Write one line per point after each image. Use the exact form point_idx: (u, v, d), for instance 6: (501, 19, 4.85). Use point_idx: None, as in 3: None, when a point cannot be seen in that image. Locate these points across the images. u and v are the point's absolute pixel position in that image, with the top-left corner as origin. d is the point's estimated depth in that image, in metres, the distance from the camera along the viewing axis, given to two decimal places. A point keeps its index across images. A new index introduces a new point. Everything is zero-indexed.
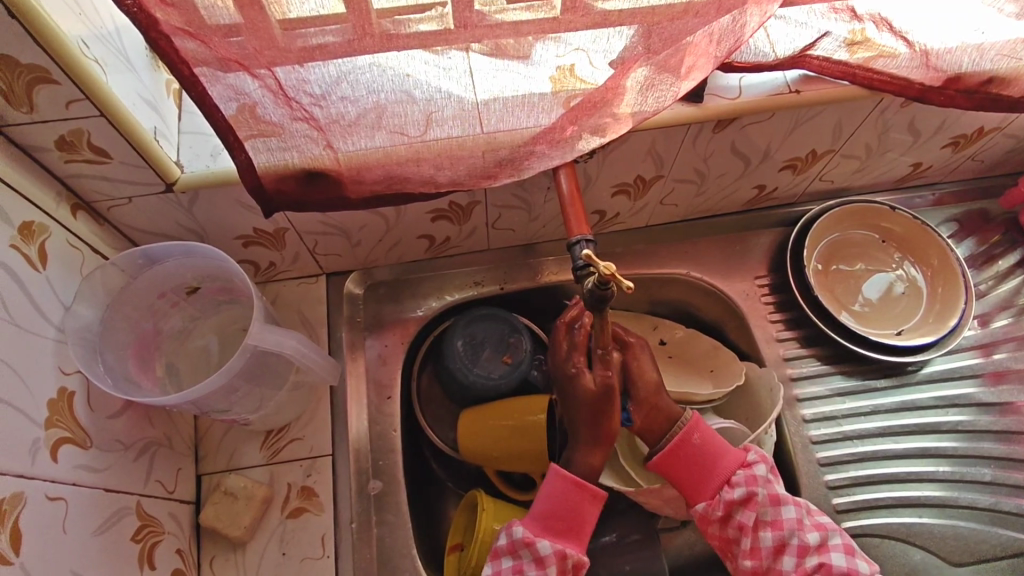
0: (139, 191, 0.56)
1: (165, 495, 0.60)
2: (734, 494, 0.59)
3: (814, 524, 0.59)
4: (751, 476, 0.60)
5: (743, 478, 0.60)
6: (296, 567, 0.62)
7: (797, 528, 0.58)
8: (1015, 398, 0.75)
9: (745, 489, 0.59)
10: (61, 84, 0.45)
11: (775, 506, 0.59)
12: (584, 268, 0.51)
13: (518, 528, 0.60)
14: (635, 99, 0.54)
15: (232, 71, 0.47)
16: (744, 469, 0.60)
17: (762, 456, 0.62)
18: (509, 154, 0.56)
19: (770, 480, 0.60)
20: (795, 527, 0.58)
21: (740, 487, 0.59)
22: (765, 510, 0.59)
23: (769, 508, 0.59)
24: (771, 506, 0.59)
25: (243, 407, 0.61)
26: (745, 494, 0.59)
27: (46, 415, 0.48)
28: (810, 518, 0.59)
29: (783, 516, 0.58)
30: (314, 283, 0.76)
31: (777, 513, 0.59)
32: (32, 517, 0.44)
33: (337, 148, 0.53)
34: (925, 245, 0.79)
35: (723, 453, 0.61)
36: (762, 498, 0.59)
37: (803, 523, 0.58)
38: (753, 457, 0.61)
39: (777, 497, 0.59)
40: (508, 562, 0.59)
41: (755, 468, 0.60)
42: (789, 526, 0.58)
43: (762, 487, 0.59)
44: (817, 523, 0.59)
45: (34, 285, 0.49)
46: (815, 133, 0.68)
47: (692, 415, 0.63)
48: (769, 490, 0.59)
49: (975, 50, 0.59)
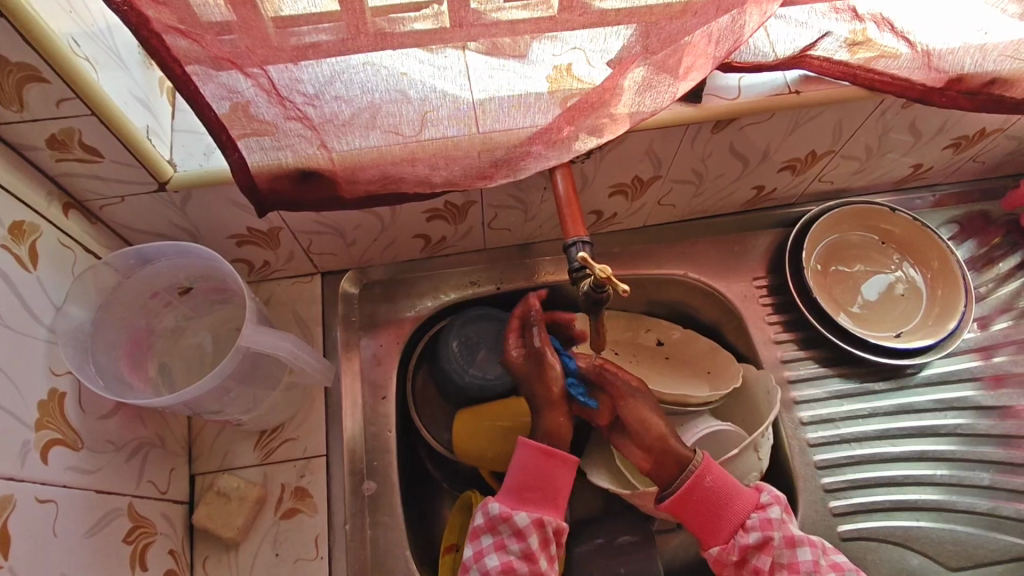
0: (132, 190, 0.56)
1: (157, 496, 0.59)
2: (749, 538, 0.58)
3: (830, 563, 0.58)
4: (766, 519, 0.58)
5: (758, 521, 0.58)
6: (289, 568, 0.62)
7: (814, 569, 0.57)
8: (1014, 401, 0.75)
9: (760, 534, 0.58)
10: (51, 83, 0.44)
11: (791, 548, 0.58)
12: (580, 270, 0.50)
13: (493, 502, 0.59)
14: (633, 100, 0.54)
15: (225, 70, 0.46)
16: (759, 511, 0.59)
17: (775, 497, 0.61)
18: (504, 154, 0.55)
19: (784, 521, 0.59)
20: (812, 569, 0.57)
21: (755, 531, 0.58)
22: (782, 552, 0.57)
23: (786, 550, 0.57)
24: (787, 548, 0.58)
25: (236, 408, 0.61)
26: (760, 539, 0.58)
27: (36, 417, 0.47)
28: (827, 559, 0.58)
29: (799, 557, 0.57)
30: (310, 282, 0.75)
31: (793, 554, 0.57)
32: (21, 520, 0.44)
33: (332, 147, 0.53)
34: (925, 247, 0.78)
35: (736, 495, 0.59)
36: (779, 540, 0.58)
37: (820, 564, 0.57)
38: (766, 498, 0.60)
39: (794, 538, 0.58)
40: (489, 539, 0.58)
41: (769, 510, 0.59)
42: (806, 569, 0.57)
43: (778, 529, 0.58)
44: (833, 562, 0.58)
45: (25, 286, 0.49)
46: (815, 134, 0.67)
47: (703, 457, 0.61)
48: (785, 532, 0.58)
49: (978, 51, 0.58)
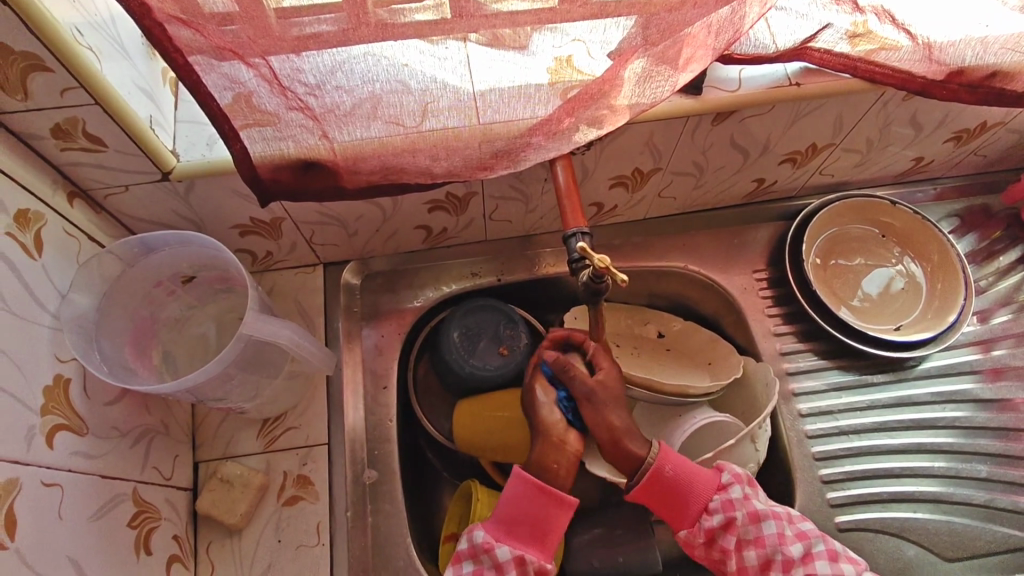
0: (135, 179, 0.56)
1: (162, 482, 0.60)
2: (714, 520, 0.59)
3: (796, 533, 0.58)
4: (728, 500, 0.59)
5: (720, 503, 0.59)
6: (291, 554, 0.63)
7: (779, 542, 0.57)
8: (1012, 395, 0.75)
9: (723, 515, 0.59)
10: (55, 72, 0.44)
11: (755, 523, 0.58)
12: (579, 261, 0.51)
13: (478, 532, 0.59)
14: (633, 91, 0.54)
15: (227, 60, 0.46)
16: (720, 493, 0.60)
17: (736, 476, 0.61)
18: (505, 145, 0.55)
19: (747, 499, 0.59)
20: (777, 543, 0.57)
21: (718, 513, 0.59)
22: (746, 529, 0.58)
23: (750, 527, 0.58)
24: (751, 524, 0.58)
25: (239, 396, 0.61)
26: (723, 520, 0.59)
27: (42, 402, 0.48)
28: (792, 528, 0.59)
29: (764, 532, 0.58)
30: (312, 273, 0.76)
31: (758, 530, 0.58)
32: (28, 503, 0.45)
33: (333, 138, 0.53)
34: (925, 241, 0.79)
35: (697, 479, 0.60)
36: (742, 519, 0.58)
37: (785, 537, 0.58)
38: (727, 478, 0.61)
39: (757, 514, 0.58)
40: (469, 566, 0.58)
41: (730, 491, 0.60)
42: (771, 544, 0.57)
43: (740, 509, 0.59)
44: (799, 531, 0.59)
45: (30, 273, 0.49)
46: (816, 126, 0.67)
47: (660, 447, 0.61)
48: (747, 510, 0.59)
49: (979, 43, 0.59)
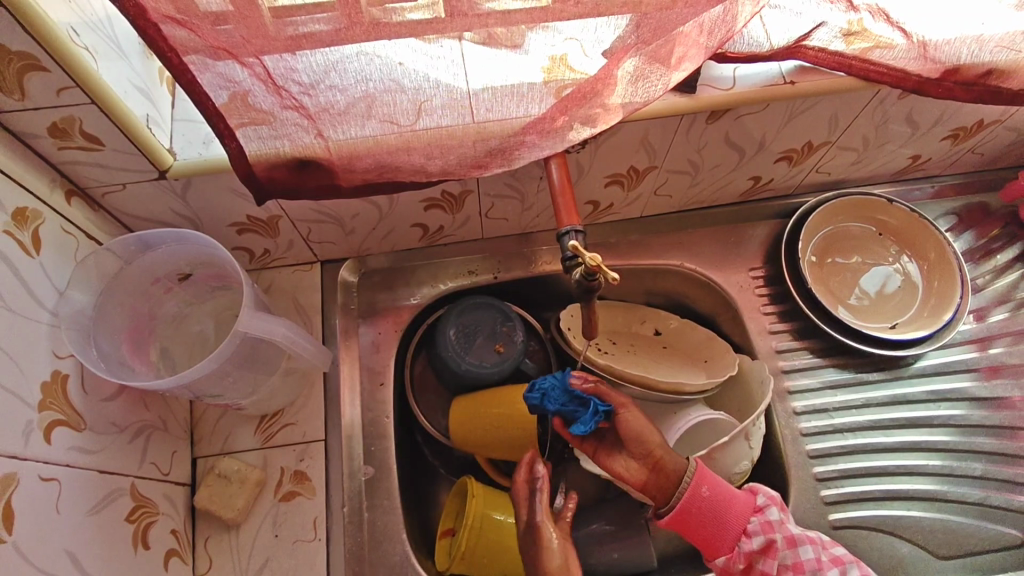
0: (133, 178, 0.57)
1: (160, 477, 0.61)
2: (753, 543, 0.59)
3: (831, 558, 0.59)
4: (766, 522, 0.59)
5: (758, 526, 0.59)
6: (288, 549, 0.63)
7: (818, 567, 0.58)
8: (1008, 393, 0.75)
9: (763, 538, 0.59)
10: (51, 72, 0.45)
11: (793, 547, 0.58)
12: (572, 259, 0.50)
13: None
14: (626, 90, 0.54)
15: (222, 60, 0.47)
16: (758, 515, 0.60)
17: (772, 498, 0.61)
18: (500, 143, 0.55)
19: (784, 521, 0.60)
20: (815, 567, 0.58)
21: (757, 535, 0.59)
22: (785, 554, 0.58)
23: (789, 551, 0.58)
24: (789, 548, 0.58)
25: (236, 392, 0.62)
26: (763, 543, 0.58)
27: (39, 398, 0.49)
28: (827, 553, 0.59)
29: (802, 557, 0.58)
30: (309, 271, 0.76)
31: (796, 555, 0.58)
32: (26, 497, 0.45)
33: (328, 136, 0.53)
34: (922, 239, 0.78)
35: (735, 501, 0.60)
36: (781, 542, 0.58)
37: (822, 561, 0.58)
38: (763, 500, 0.61)
39: (795, 538, 0.59)
40: None
41: (768, 512, 0.60)
42: (810, 568, 0.58)
43: (778, 531, 0.59)
44: (834, 557, 0.59)
45: (28, 270, 0.50)
46: (811, 125, 0.67)
47: (697, 466, 0.60)
48: (786, 533, 0.59)
49: (975, 41, 0.58)
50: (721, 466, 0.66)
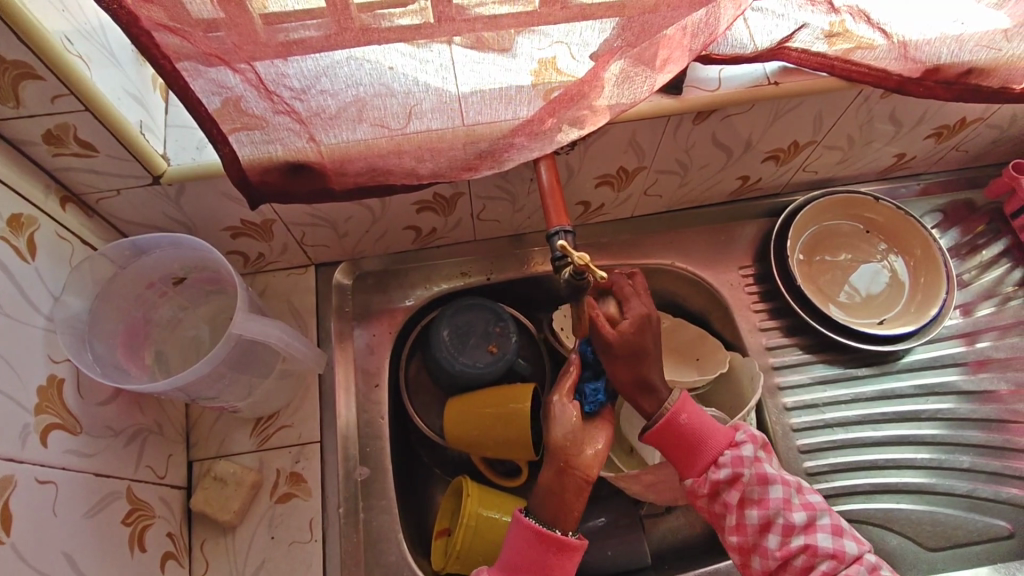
0: (127, 183, 0.57)
1: (156, 481, 0.61)
2: (721, 473, 0.58)
3: (803, 503, 0.58)
4: (738, 457, 0.58)
5: (730, 458, 0.58)
6: (284, 550, 0.64)
7: (783, 507, 0.58)
8: (995, 386, 0.76)
9: (731, 470, 0.58)
10: (45, 80, 0.46)
11: (761, 484, 0.58)
12: (561, 259, 0.51)
13: None
14: (612, 92, 0.55)
15: (214, 66, 0.47)
16: (732, 449, 0.59)
17: (751, 437, 0.60)
18: (489, 146, 0.56)
19: (757, 459, 0.59)
20: (781, 507, 0.58)
21: (726, 467, 0.58)
22: (752, 489, 0.58)
23: (757, 487, 0.58)
24: (757, 485, 0.58)
25: (231, 394, 0.62)
26: (731, 475, 0.58)
27: (36, 402, 0.49)
28: (799, 496, 0.59)
29: (769, 495, 0.58)
30: (303, 274, 0.77)
31: (763, 492, 0.58)
32: (23, 499, 0.46)
33: (320, 141, 0.54)
34: (908, 235, 0.80)
35: (712, 432, 0.59)
36: (749, 478, 0.58)
37: (791, 503, 0.58)
38: (741, 436, 0.60)
39: (766, 476, 0.58)
40: None
41: (742, 448, 0.59)
42: (775, 506, 0.57)
43: (749, 467, 0.58)
44: (806, 502, 0.58)
45: (23, 276, 0.51)
46: (796, 124, 0.68)
47: (680, 396, 0.60)
48: (757, 470, 0.58)
49: (955, 41, 0.60)
50: None
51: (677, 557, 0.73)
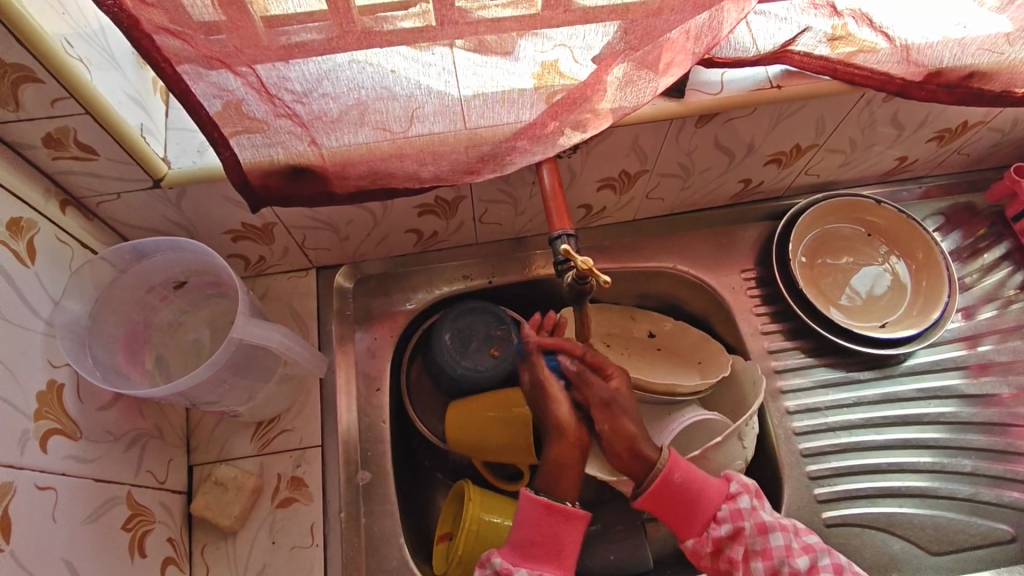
0: (128, 187, 0.57)
1: (156, 485, 0.61)
2: (721, 530, 0.59)
3: (802, 546, 0.59)
4: (737, 510, 0.59)
5: (728, 513, 0.59)
6: (285, 556, 0.63)
7: (786, 554, 0.58)
8: (997, 389, 0.76)
9: (732, 525, 0.59)
10: (45, 83, 0.45)
11: (762, 534, 0.58)
12: (564, 263, 0.51)
13: (496, 558, 0.58)
14: (616, 95, 0.55)
15: (215, 69, 0.47)
16: (729, 502, 0.60)
17: (745, 486, 0.61)
18: (492, 149, 0.56)
19: (754, 510, 0.60)
20: (784, 554, 0.58)
21: (726, 522, 0.59)
22: (754, 540, 0.58)
23: (758, 538, 0.58)
24: (758, 535, 0.58)
25: (232, 399, 0.62)
26: (732, 530, 0.59)
27: (35, 407, 0.49)
28: (798, 540, 0.59)
29: (772, 544, 0.58)
30: (304, 277, 0.77)
31: (765, 541, 0.58)
32: (22, 506, 0.45)
33: (322, 144, 0.54)
34: (910, 238, 0.79)
35: (707, 488, 0.60)
36: (750, 530, 0.59)
37: (792, 549, 0.58)
38: (736, 488, 0.61)
39: (765, 525, 0.59)
40: None
41: (739, 500, 0.60)
42: (778, 555, 0.58)
43: (748, 519, 0.59)
44: (806, 544, 0.59)
45: (23, 281, 0.50)
46: (799, 127, 0.68)
47: (671, 455, 0.61)
48: (756, 521, 0.59)
49: (957, 44, 0.60)
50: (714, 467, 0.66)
51: (679, 561, 0.73)
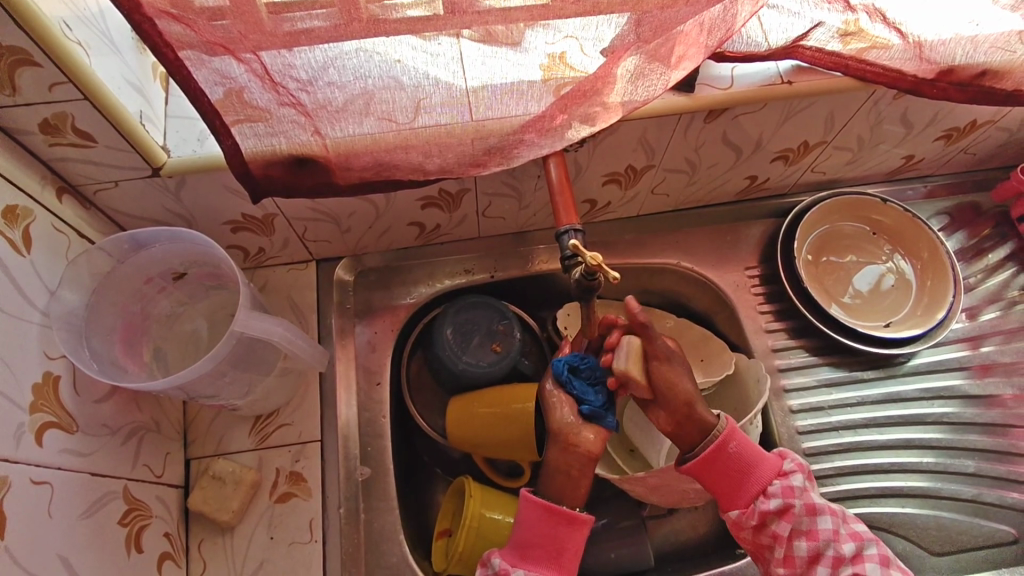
0: (126, 175, 0.56)
1: (153, 480, 0.60)
2: (770, 504, 0.58)
3: (849, 533, 0.58)
4: (789, 487, 0.59)
5: (780, 489, 0.59)
6: (283, 551, 0.62)
7: (833, 538, 0.57)
8: (999, 390, 0.76)
9: (780, 501, 0.58)
10: (43, 67, 0.44)
11: (811, 515, 0.58)
12: (571, 258, 0.50)
13: (495, 558, 0.58)
14: (625, 89, 0.54)
15: (218, 55, 0.46)
16: (781, 479, 0.59)
17: (798, 465, 0.61)
18: (498, 141, 0.55)
19: (806, 490, 0.59)
20: (830, 538, 0.57)
21: (776, 498, 0.58)
22: (801, 520, 0.58)
23: (806, 518, 0.58)
24: (808, 515, 0.58)
25: (231, 393, 0.61)
26: (781, 505, 0.58)
27: (30, 400, 0.48)
28: (845, 527, 0.59)
29: (819, 526, 0.57)
30: (304, 269, 0.76)
31: (813, 522, 0.58)
32: (17, 501, 0.44)
33: (325, 134, 0.53)
34: (915, 237, 0.79)
35: (759, 463, 0.59)
36: (800, 508, 0.58)
37: (839, 533, 0.58)
38: (789, 466, 0.60)
39: (815, 507, 0.58)
40: None
41: (792, 478, 0.59)
42: (823, 538, 0.57)
43: (799, 497, 0.58)
44: (852, 532, 0.58)
45: (18, 270, 0.49)
46: (808, 124, 0.67)
47: (727, 423, 0.59)
48: (806, 501, 0.58)
49: (969, 42, 0.59)
50: None
51: (680, 559, 0.73)
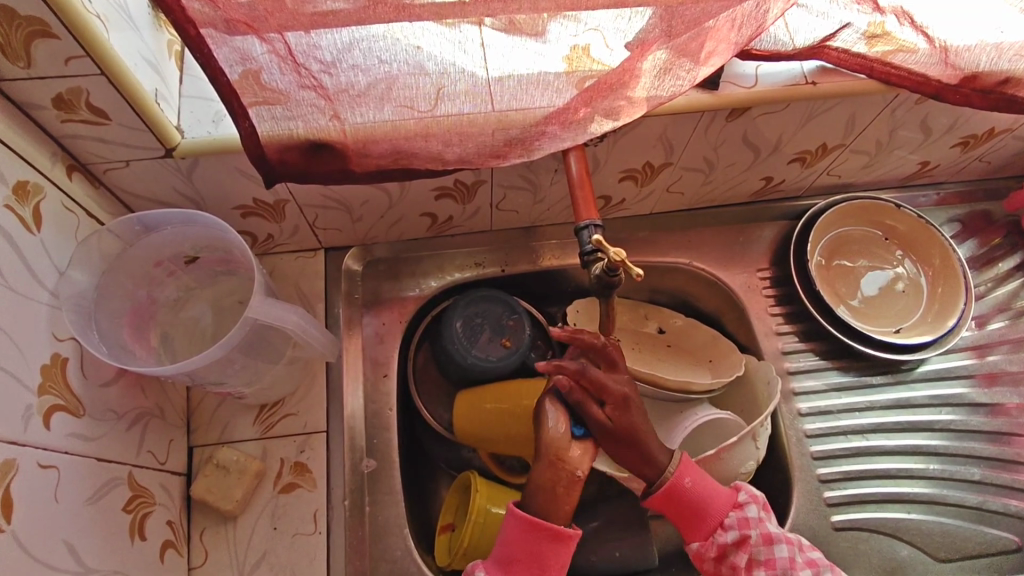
0: (137, 155, 0.54)
1: (156, 466, 0.59)
2: (728, 537, 0.59)
3: (806, 560, 0.59)
4: (743, 518, 0.59)
5: (736, 521, 0.59)
6: (287, 542, 0.61)
7: (789, 566, 0.58)
8: (1006, 399, 0.76)
9: (738, 532, 0.59)
10: (59, 39, 0.43)
11: (767, 545, 0.59)
12: (591, 253, 0.49)
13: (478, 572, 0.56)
14: (651, 83, 0.52)
15: (240, 34, 0.46)
16: (737, 510, 0.60)
17: (753, 496, 0.61)
18: (520, 133, 0.53)
19: (762, 520, 0.60)
20: (787, 566, 0.58)
21: (733, 529, 0.59)
22: (759, 549, 0.59)
23: (763, 548, 0.59)
24: (764, 545, 0.59)
25: (238, 380, 0.60)
26: (738, 537, 0.59)
27: (39, 381, 0.47)
28: (802, 555, 0.59)
29: (776, 555, 0.58)
30: (312, 257, 0.75)
31: (770, 552, 0.58)
32: (26, 484, 0.43)
33: (344, 119, 0.50)
34: (927, 243, 0.79)
35: (715, 495, 0.59)
36: (755, 539, 0.59)
37: (796, 561, 0.58)
38: (744, 496, 0.61)
39: (771, 536, 0.59)
40: None
41: (747, 510, 0.60)
42: (782, 566, 0.58)
43: (755, 527, 0.59)
44: (809, 559, 0.59)
45: (28, 248, 0.48)
46: (828, 126, 0.67)
47: (682, 458, 0.59)
48: (762, 531, 0.59)
49: (994, 49, 0.59)
50: (726, 468, 0.66)
51: (684, 560, 0.72)
